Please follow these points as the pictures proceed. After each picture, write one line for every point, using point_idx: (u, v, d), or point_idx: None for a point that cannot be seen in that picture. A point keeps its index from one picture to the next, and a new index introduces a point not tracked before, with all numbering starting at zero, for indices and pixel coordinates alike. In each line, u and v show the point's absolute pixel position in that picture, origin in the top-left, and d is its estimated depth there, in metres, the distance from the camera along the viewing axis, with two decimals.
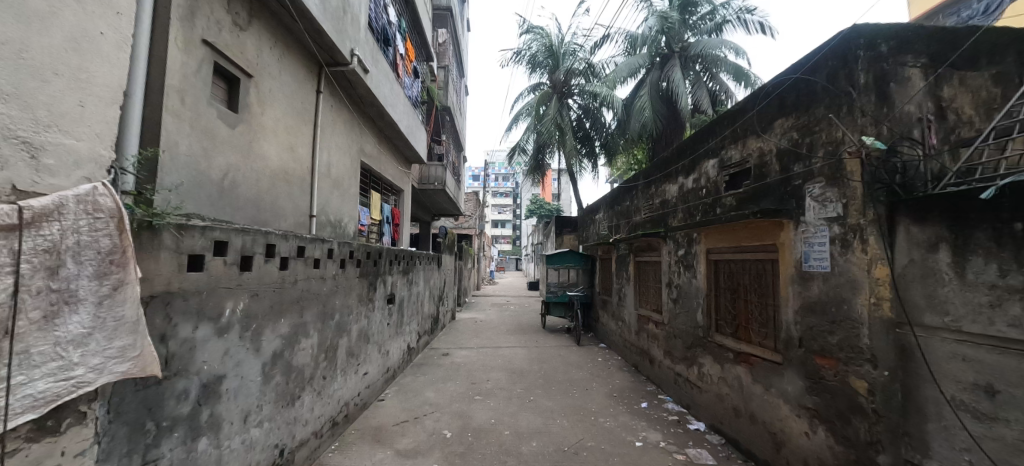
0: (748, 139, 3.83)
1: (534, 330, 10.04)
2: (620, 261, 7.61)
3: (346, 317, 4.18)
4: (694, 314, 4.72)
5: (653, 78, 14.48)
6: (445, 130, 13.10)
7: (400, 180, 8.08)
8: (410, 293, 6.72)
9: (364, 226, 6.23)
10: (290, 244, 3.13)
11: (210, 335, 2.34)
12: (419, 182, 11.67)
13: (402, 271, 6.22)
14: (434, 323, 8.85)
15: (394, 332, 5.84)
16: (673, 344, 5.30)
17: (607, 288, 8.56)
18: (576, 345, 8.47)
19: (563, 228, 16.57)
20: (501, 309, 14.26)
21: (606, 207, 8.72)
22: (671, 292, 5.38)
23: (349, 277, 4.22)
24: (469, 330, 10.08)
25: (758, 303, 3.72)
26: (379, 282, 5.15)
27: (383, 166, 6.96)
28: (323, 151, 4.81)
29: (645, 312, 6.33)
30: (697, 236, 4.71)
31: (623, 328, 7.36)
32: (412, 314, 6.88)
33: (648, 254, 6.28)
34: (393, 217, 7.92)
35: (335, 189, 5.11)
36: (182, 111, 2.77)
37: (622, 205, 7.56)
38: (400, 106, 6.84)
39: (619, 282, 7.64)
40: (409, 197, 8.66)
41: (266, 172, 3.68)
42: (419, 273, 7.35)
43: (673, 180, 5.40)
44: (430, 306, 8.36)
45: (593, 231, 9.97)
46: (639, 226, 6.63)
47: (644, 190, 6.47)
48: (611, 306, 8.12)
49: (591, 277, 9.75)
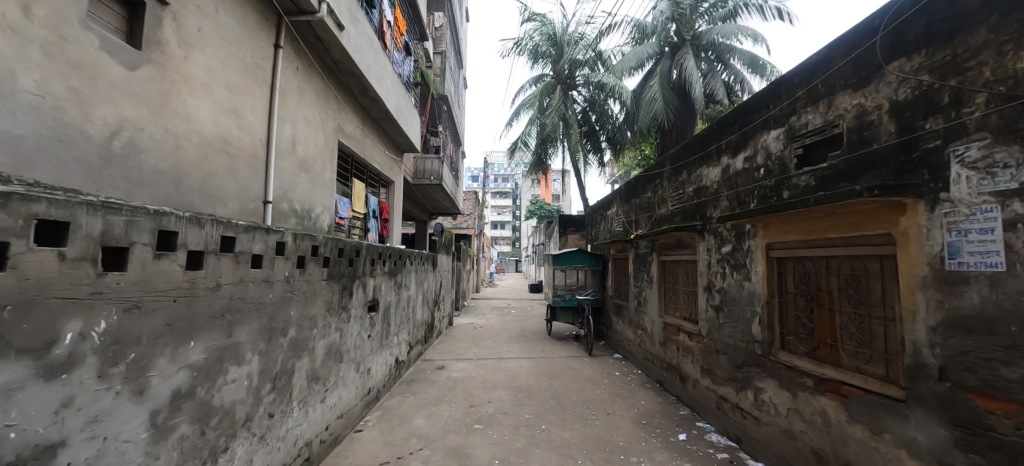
0: (837, 97, 2.88)
1: (538, 338, 9.06)
2: (639, 261, 6.63)
3: (306, 331, 3.21)
4: (748, 326, 3.77)
5: (664, 67, 13.51)
6: (444, 122, 12.12)
7: (388, 169, 7.11)
8: (398, 298, 5.75)
9: (342, 219, 5.26)
10: (208, 234, 2.16)
11: (28, 379, 1.37)
12: (413, 176, 10.70)
13: (388, 273, 5.23)
14: (428, 331, 7.88)
15: (377, 345, 4.86)
16: (715, 361, 4.34)
17: (622, 292, 7.58)
18: (588, 356, 7.49)
19: (567, 228, 15.61)
20: (501, 313, 13.28)
21: (621, 202, 7.74)
22: (711, 297, 4.41)
23: (312, 280, 3.25)
24: (467, 338, 9.10)
25: (854, 315, 2.78)
26: (356, 286, 4.18)
27: (367, 151, 5.99)
28: (285, 123, 3.85)
29: (673, 321, 5.37)
30: (751, 227, 3.76)
31: (643, 338, 6.38)
32: (401, 323, 5.90)
33: (677, 252, 5.33)
34: (381, 211, 6.95)
35: (303, 171, 4.14)
36: (30, 27, 1.80)
37: (641, 197, 6.58)
38: (386, 81, 5.88)
39: (638, 286, 6.66)
40: (399, 189, 7.68)
41: (193, 137, 2.72)
42: (409, 274, 6.37)
43: (713, 163, 4.44)
44: (423, 311, 7.38)
45: (604, 229, 8.99)
46: (664, 220, 5.65)
47: (671, 178, 5.50)
48: (628, 312, 7.15)
49: (602, 279, 8.80)
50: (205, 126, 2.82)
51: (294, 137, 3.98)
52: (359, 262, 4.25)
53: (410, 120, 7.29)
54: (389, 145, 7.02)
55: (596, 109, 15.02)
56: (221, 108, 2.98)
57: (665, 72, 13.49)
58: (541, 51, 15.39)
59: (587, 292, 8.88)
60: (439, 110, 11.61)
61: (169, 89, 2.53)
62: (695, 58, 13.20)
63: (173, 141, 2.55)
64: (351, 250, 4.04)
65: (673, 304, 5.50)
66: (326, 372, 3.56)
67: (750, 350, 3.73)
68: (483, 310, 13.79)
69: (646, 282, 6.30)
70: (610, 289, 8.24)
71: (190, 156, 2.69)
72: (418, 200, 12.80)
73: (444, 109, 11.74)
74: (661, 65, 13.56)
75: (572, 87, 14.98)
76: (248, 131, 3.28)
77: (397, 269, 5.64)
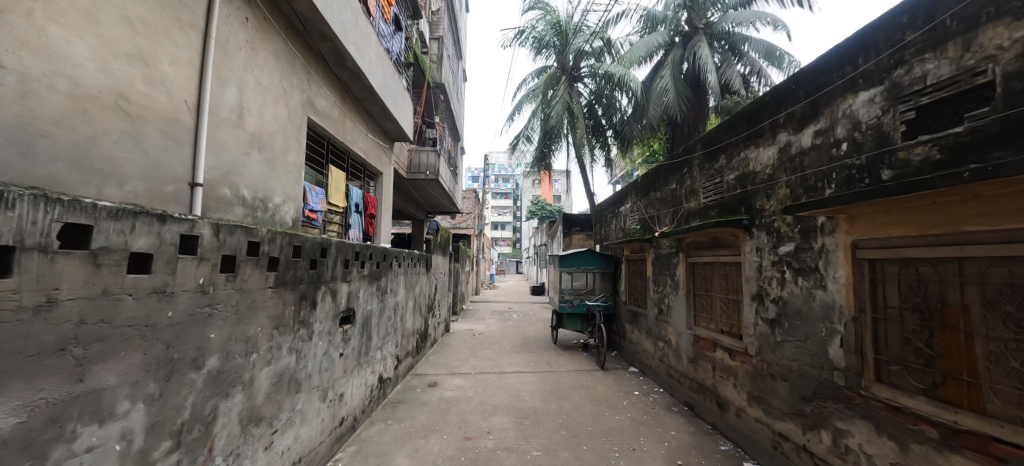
0: (981, 34, 2.04)
1: (543, 347, 8.19)
2: (660, 264, 5.76)
3: (240, 357, 2.35)
4: (823, 348, 2.91)
5: (675, 57, 12.61)
6: (442, 113, 11.22)
7: (376, 158, 6.24)
8: (382, 306, 4.87)
9: (314, 212, 4.41)
10: (23, 220, 1.30)
11: None
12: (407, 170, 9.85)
13: (369, 277, 4.37)
14: (421, 341, 7.01)
15: (354, 363, 4.00)
16: (769, 388, 3.48)
17: (639, 298, 6.69)
18: (601, 369, 6.62)
19: (571, 228, 14.80)
20: (501, 318, 12.41)
21: (636, 196, 6.85)
22: (764, 308, 3.55)
23: (250, 288, 2.41)
24: (465, 347, 8.24)
25: (1016, 344, 1.96)
26: (322, 293, 3.31)
27: (347, 134, 5.14)
28: (228, 86, 3.00)
29: (706, 334, 4.50)
30: (825, 221, 2.91)
31: (667, 352, 5.50)
32: (386, 334, 5.04)
33: (711, 252, 4.45)
34: (367, 205, 6.08)
35: (255, 149, 3.29)
36: None
37: (663, 190, 5.70)
38: (370, 53, 5.04)
39: (659, 292, 5.78)
40: (388, 181, 6.82)
41: (57, 83, 1.87)
42: (398, 276, 5.51)
43: (767, 142, 3.58)
44: (414, 319, 6.51)
45: (615, 228, 8.11)
46: (694, 215, 4.77)
47: (704, 165, 4.63)
48: (646, 321, 6.29)
49: (614, 282, 7.94)
50: (84, 70, 1.98)
51: (242, 105, 3.14)
52: (328, 263, 3.40)
53: (400, 103, 6.42)
54: (376, 130, 6.16)
55: (602, 102, 14.11)
56: (114, 48, 2.13)
57: (677, 61, 12.59)
58: (545, 41, 14.55)
59: (597, 297, 8.01)
60: (437, 100, 10.71)
61: (10, 5, 1.68)
62: (708, 47, 12.29)
63: (16, 84, 1.70)
64: (316, 248, 3.20)
65: (705, 314, 4.62)
66: (275, 409, 2.70)
67: (827, 378, 2.88)
68: (482, 315, 12.92)
69: (670, 287, 5.42)
70: (623, 294, 7.36)
71: (51, 109, 1.84)
72: (413, 196, 11.93)
73: (442, 98, 10.84)
74: (672, 54, 12.62)
75: (577, 79, 14.10)
76: (164, 87, 2.43)
77: (381, 272, 4.78)
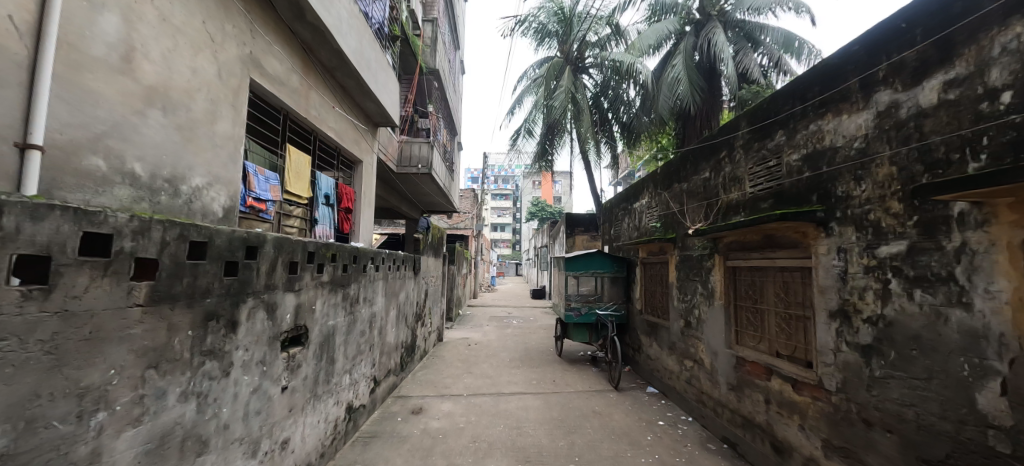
0: None
1: (546, 361, 7.25)
2: (687, 268, 4.82)
3: (66, 422, 1.41)
4: (968, 395, 2.00)
5: (688, 44, 11.60)
6: (436, 102, 10.26)
7: (353, 142, 5.32)
8: (353, 318, 3.93)
9: (263, 202, 3.48)
10: None
11: None
12: (396, 162, 8.98)
13: (332, 283, 3.43)
14: (407, 356, 6.06)
15: (306, 397, 3.06)
16: (862, 439, 2.55)
17: (659, 306, 5.75)
18: (615, 390, 5.67)
19: (575, 228, 13.88)
20: (500, 324, 11.46)
21: (654, 190, 5.92)
22: (852, 331, 2.63)
23: (89, 311, 1.48)
24: (458, 360, 7.29)
25: None
26: (248, 309, 2.37)
27: (314, 110, 4.22)
28: (105, 12, 2.07)
29: (756, 357, 3.57)
30: (973, 209, 1.99)
31: (697, 374, 4.55)
32: (358, 353, 4.09)
33: (763, 254, 3.52)
34: (342, 197, 5.15)
35: (158, 108, 2.38)
36: None
37: (692, 180, 4.76)
38: (341, 10, 4.11)
39: (686, 301, 4.83)
40: (367, 171, 5.89)
41: None
42: (376, 281, 4.57)
43: (857, 107, 2.66)
44: (398, 331, 5.57)
45: (627, 227, 7.16)
46: (738, 208, 3.84)
47: (751, 146, 3.70)
48: (668, 335, 5.34)
49: (626, 288, 6.96)
50: None
51: (132, 44, 2.21)
52: (261, 268, 2.47)
53: (382, 80, 5.49)
54: (352, 110, 5.23)
55: (608, 94, 13.17)
56: None
57: (689, 49, 11.59)
58: (548, 29, 13.61)
59: (607, 304, 7.06)
60: (429, 87, 9.72)
61: None
62: (724, 33, 11.28)
63: None
64: (240, 247, 2.28)
65: (753, 332, 3.69)
66: None
67: (978, 441, 1.96)
68: (480, 321, 11.96)
69: (701, 296, 4.49)
70: (638, 302, 6.41)
71: None
72: (404, 192, 10.99)
73: (435, 85, 9.86)
74: (685, 41, 11.63)
75: (581, 70, 13.11)
76: None
77: (352, 277, 3.85)
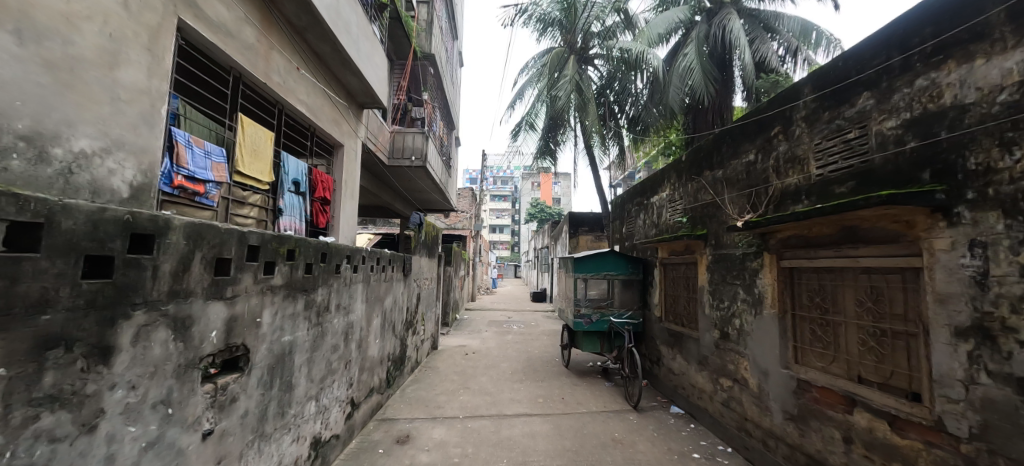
0: None
1: (553, 373, 6.47)
2: (725, 270, 4.05)
3: None
4: None
5: (701, 31, 10.80)
6: (431, 90, 9.44)
7: (332, 120, 4.54)
8: (321, 331, 3.15)
9: (200, 183, 2.70)
10: None
11: None
12: (387, 154, 8.24)
13: (288, 288, 2.65)
14: (395, 370, 5.28)
15: (245, 440, 2.27)
16: None
17: (684, 314, 4.98)
18: (634, 410, 4.90)
19: (578, 228, 13.12)
20: (500, 330, 10.66)
21: (678, 180, 5.15)
22: (1000, 357, 1.88)
23: None
24: (454, 371, 6.51)
25: None
26: (137, 327, 1.60)
27: (277, 76, 3.46)
28: None
29: (828, 382, 2.82)
30: None
31: (738, 396, 3.79)
32: (328, 374, 3.30)
33: (839, 252, 2.76)
34: (317, 186, 4.35)
35: (8, 30, 1.58)
36: None
37: (732, 165, 3.99)
38: None
39: (723, 309, 4.06)
40: (350, 157, 5.11)
41: None
42: (354, 285, 3.78)
43: (1004, 46, 1.91)
44: (383, 342, 4.78)
45: (643, 223, 6.35)
46: (800, 196, 3.08)
47: (820, 116, 2.95)
48: (697, 347, 4.58)
49: (643, 293, 6.14)
50: None
51: None
52: (162, 267, 1.70)
53: (366, 50, 4.71)
54: (331, 83, 4.44)
55: (614, 86, 12.38)
56: None
57: (702, 37, 10.79)
58: (551, 17, 12.79)
59: (621, 309, 6.23)
60: (424, 74, 8.89)
61: None
62: (740, 20, 10.47)
63: None
64: (118, 236, 1.51)
65: (821, 349, 2.94)
66: None
67: None
68: (478, 326, 11.17)
69: (745, 304, 3.72)
70: (658, 308, 5.63)
71: None
72: (397, 187, 10.19)
73: (432, 72, 8.96)
74: (697, 29, 10.82)
75: (586, 61, 12.30)
76: None
77: (319, 280, 3.07)
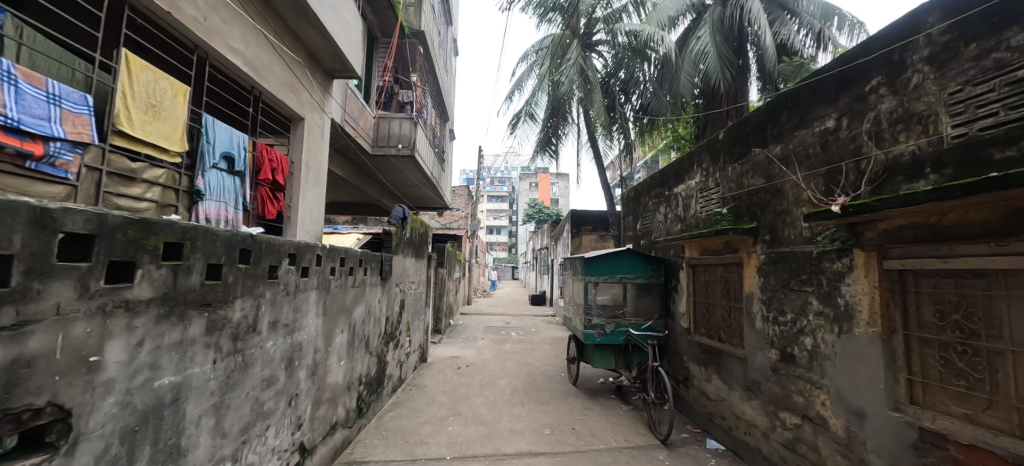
0: None
1: (559, 392, 5.53)
2: (787, 273, 3.13)
3: None
4: None
5: (716, 12, 9.79)
6: (420, 73, 8.46)
7: (286, 85, 3.58)
8: (242, 361, 2.19)
9: (38, 139, 1.77)
10: None
11: None
12: (369, 141, 7.27)
13: (170, 303, 1.71)
14: (370, 394, 4.32)
15: None
16: None
17: (723, 327, 4.05)
18: (662, 444, 3.97)
19: (581, 227, 12.18)
20: (497, 338, 9.69)
21: (714, 164, 4.23)
22: None
23: None
24: (443, 390, 5.56)
25: None
26: None
27: (192, 7, 2.50)
28: None
29: (985, 442, 1.91)
30: None
31: (812, 439, 2.87)
32: (257, 419, 2.35)
33: (1001, 249, 1.87)
34: (263, 168, 3.38)
35: None
36: None
37: (798, 138, 3.07)
38: None
39: (785, 323, 3.15)
40: (315, 135, 4.16)
41: None
42: (306, 294, 2.83)
43: None
44: (353, 362, 3.83)
45: (663, 218, 5.42)
46: (923, 169, 2.17)
47: (960, 52, 2.05)
48: (742, 369, 3.67)
49: (665, 299, 5.21)
50: None
51: None
52: None
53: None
54: (284, 36, 3.49)
55: (620, 74, 11.42)
56: None
57: (718, 18, 9.77)
58: None
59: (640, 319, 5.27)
60: (413, 53, 7.92)
61: None
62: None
63: None
64: None
65: (963, 390, 2.04)
66: None
67: None
68: (474, 334, 10.21)
69: (822, 318, 2.81)
70: (685, 319, 4.70)
71: None
72: (383, 180, 9.22)
73: (421, 52, 7.98)
74: (711, 11, 9.80)
75: (590, 48, 11.33)
76: None
77: (238, 290, 2.12)
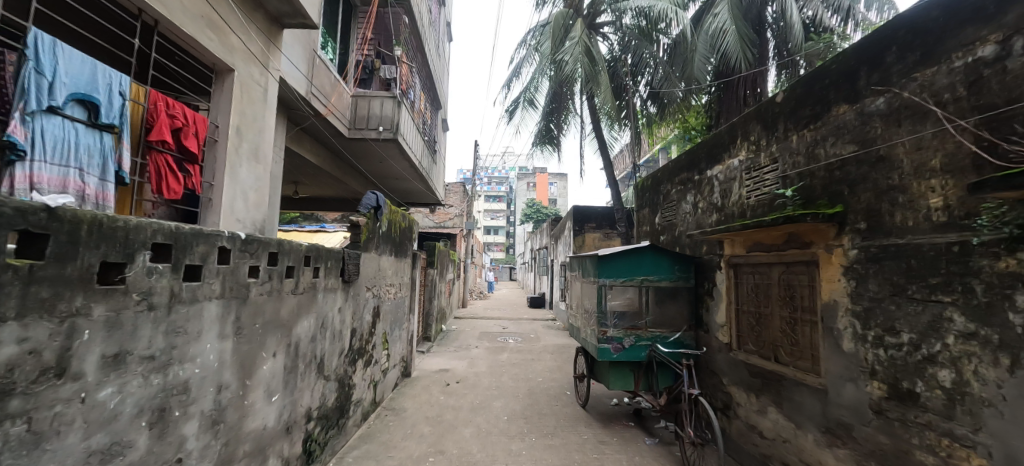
0: None
1: (567, 418, 4.57)
2: (902, 276, 2.20)
3: None
4: None
5: None
6: (407, 47, 7.42)
7: (201, 18, 2.61)
8: (32, 433, 1.20)
9: None
10: None
11: None
12: (346, 121, 6.28)
13: None
14: (326, 431, 3.33)
15: None
16: None
17: (782, 345, 3.12)
18: None
19: (584, 224, 11.23)
20: (492, 346, 8.68)
21: (770, 135, 3.28)
22: None
23: None
24: (426, 416, 4.58)
25: None
26: None
27: None
28: None
29: None
30: None
31: None
32: None
33: None
34: (163, 127, 2.38)
35: None
36: None
37: (922, 82, 2.15)
38: None
39: (899, 346, 2.21)
40: (253, 95, 3.18)
41: None
42: (199, 307, 1.88)
43: None
44: (298, 394, 2.84)
45: (692, 207, 4.48)
46: None
47: None
48: (817, 403, 2.73)
49: (695, 307, 4.26)
50: None
51: None
52: None
53: None
54: None
55: (627, 58, 10.39)
56: None
57: None
58: None
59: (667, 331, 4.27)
60: (397, 23, 6.89)
61: None
62: None
63: None
64: None
65: None
66: None
67: None
68: (467, 341, 9.22)
69: (977, 343, 1.87)
70: (725, 332, 3.77)
71: None
72: (364, 170, 8.21)
73: (406, 22, 6.96)
74: None
75: (595, 29, 10.27)
76: None
77: (13, 308, 1.14)
